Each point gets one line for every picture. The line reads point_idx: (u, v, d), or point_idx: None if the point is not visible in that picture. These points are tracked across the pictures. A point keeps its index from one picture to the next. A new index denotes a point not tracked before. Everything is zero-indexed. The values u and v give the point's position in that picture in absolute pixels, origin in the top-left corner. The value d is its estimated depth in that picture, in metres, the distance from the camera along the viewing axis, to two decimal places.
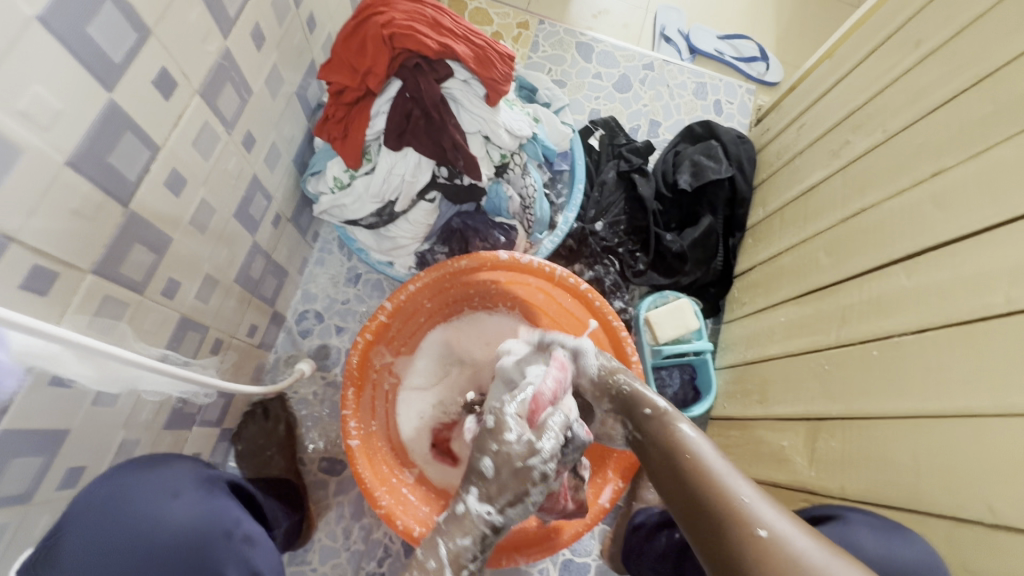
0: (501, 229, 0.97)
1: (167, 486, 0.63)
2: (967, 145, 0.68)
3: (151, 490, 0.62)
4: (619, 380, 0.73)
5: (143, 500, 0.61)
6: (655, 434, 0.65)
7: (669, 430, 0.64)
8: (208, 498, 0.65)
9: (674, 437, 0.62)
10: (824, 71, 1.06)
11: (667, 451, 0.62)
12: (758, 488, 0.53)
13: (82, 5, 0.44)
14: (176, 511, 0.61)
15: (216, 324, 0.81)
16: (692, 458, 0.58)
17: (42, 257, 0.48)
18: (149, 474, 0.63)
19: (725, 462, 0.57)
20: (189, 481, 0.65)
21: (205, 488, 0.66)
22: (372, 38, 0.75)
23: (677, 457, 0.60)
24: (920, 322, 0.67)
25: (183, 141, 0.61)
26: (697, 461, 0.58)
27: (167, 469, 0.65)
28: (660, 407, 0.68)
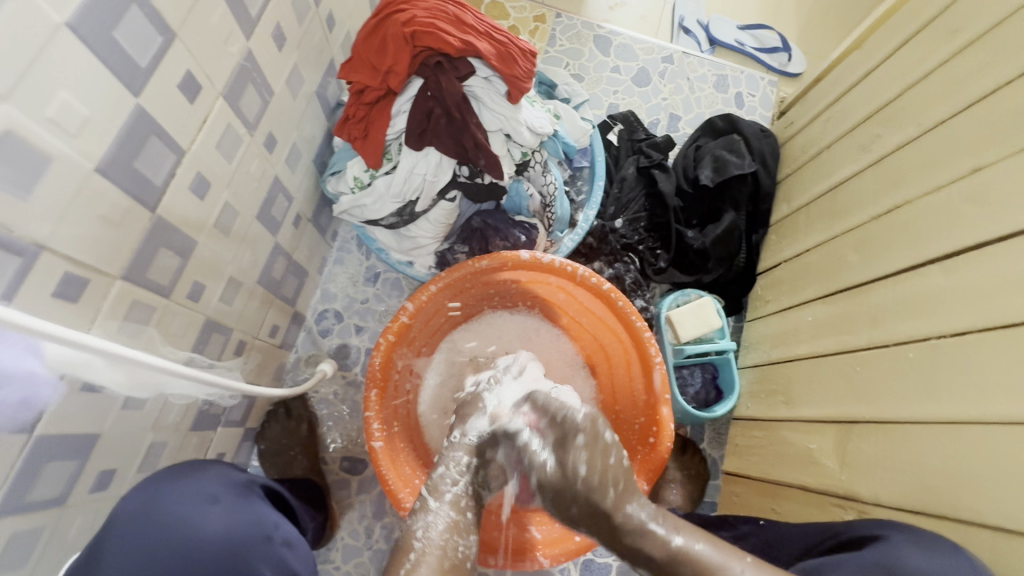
0: (521, 228, 0.95)
1: (205, 492, 0.61)
2: (1011, 139, 0.65)
3: (187, 494, 0.60)
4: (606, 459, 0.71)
5: (184, 505, 0.59)
6: (622, 538, 0.66)
7: (633, 539, 0.65)
8: (245, 505, 0.63)
9: (642, 543, 0.65)
10: (852, 62, 1.03)
11: (645, 560, 0.65)
12: (749, 564, 0.60)
13: (108, 10, 0.44)
14: (214, 516, 0.59)
15: (239, 326, 0.81)
16: (677, 553, 0.63)
17: (74, 264, 0.48)
18: (187, 480, 0.62)
19: (705, 547, 0.62)
20: (224, 488, 0.63)
21: (241, 495, 0.64)
22: (393, 36, 0.74)
23: (660, 558, 0.63)
24: (960, 324, 0.65)
25: (207, 144, 0.61)
26: (685, 557, 0.62)
27: (203, 474, 0.64)
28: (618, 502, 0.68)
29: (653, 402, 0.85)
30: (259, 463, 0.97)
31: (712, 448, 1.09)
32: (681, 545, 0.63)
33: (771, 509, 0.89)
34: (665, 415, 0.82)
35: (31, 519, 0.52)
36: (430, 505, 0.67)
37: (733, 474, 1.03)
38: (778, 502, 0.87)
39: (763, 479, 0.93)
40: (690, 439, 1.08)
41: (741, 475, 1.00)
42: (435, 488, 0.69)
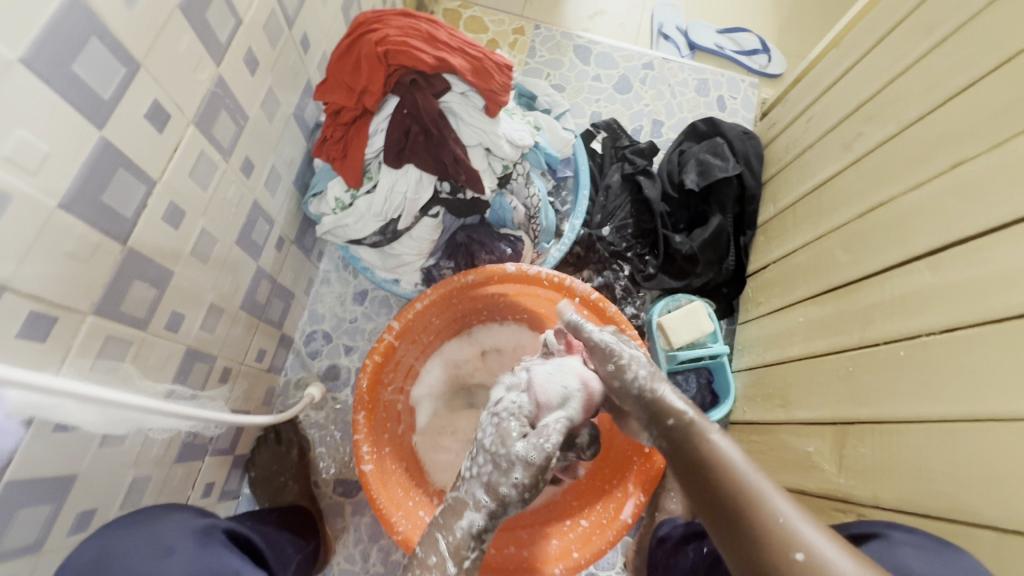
0: (506, 240, 0.94)
1: (160, 543, 0.59)
2: (990, 133, 0.65)
3: (142, 546, 0.57)
4: (630, 374, 0.70)
5: (138, 559, 0.56)
6: (685, 444, 0.62)
7: (704, 449, 0.59)
8: (205, 551, 0.61)
9: (702, 447, 0.59)
10: (831, 61, 1.03)
11: (695, 467, 0.59)
12: (793, 504, 0.51)
13: (67, 45, 0.43)
14: (171, 567, 0.57)
15: (223, 353, 0.79)
16: (722, 470, 0.56)
17: (40, 303, 0.47)
18: (139, 531, 0.59)
19: (758, 475, 0.54)
20: (182, 537, 0.61)
21: (200, 540, 0.62)
22: (366, 56, 0.73)
23: (714, 473, 0.56)
24: (949, 321, 0.64)
25: (179, 173, 0.60)
26: (731, 480, 0.55)
27: (163, 523, 0.62)
28: (684, 415, 0.64)
29: None
30: (251, 490, 0.95)
31: None
32: (735, 467, 0.55)
33: None
34: None
35: (4, 568, 0.50)
36: (441, 566, 0.66)
37: None
38: None
39: None
40: None
41: None
42: (453, 553, 0.67)
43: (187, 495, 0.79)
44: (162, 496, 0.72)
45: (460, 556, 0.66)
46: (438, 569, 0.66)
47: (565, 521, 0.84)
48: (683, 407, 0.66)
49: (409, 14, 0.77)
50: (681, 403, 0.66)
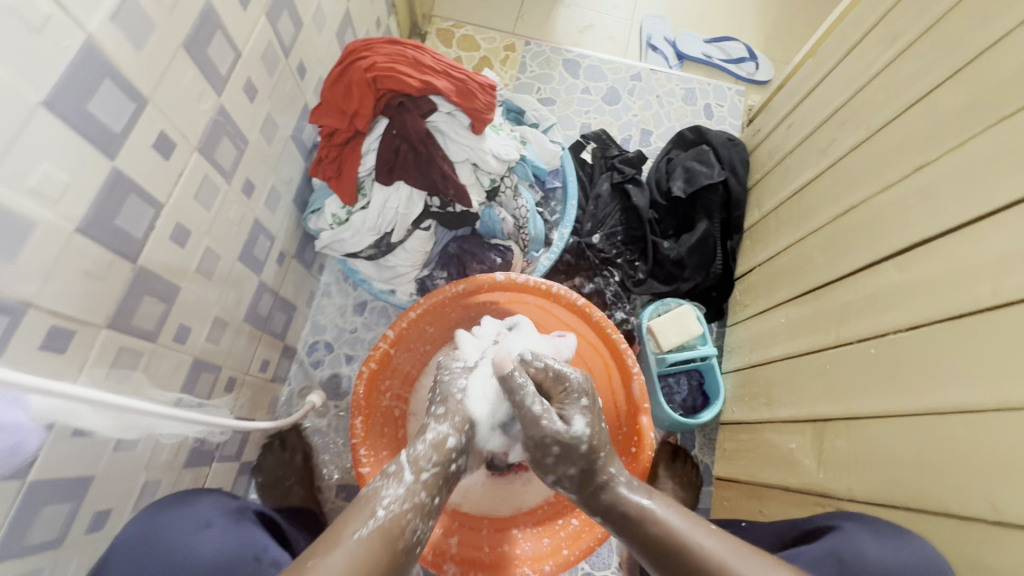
0: (496, 250, 0.98)
1: (199, 517, 0.67)
2: (949, 138, 0.68)
3: (184, 520, 0.66)
4: (580, 430, 0.68)
5: (179, 531, 0.64)
6: (631, 526, 0.62)
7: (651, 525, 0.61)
8: (237, 527, 0.69)
9: (649, 524, 0.61)
10: (808, 70, 1.07)
11: (653, 545, 0.60)
12: (757, 565, 0.54)
13: (83, 86, 0.48)
14: (208, 539, 0.65)
15: (228, 363, 0.84)
16: (682, 547, 0.58)
17: (61, 318, 0.52)
18: (180, 509, 0.67)
19: (714, 542, 0.57)
20: (217, 514, 0.69)
21: (234, 518, 0.70)
22: (356, 82, 0.78)
23: (669, 551, 0.58)
24: (914, 318, 0.67)
25: (184, 195, 0.65)
26: (687, 546, 0.57)
27: (200, 502, 0.70)
28: (619, 487, 0.65)
29: (633, 411, 0.87)
30: (257, 496, 0.99)
31: (704, 454, 1.10)
32: (689, 542, 0.57)
33: (758, 511, 0.90)
34: (645, 423, 0.84)
35: (28, 563, 0.54)
36: (399, 474, 0.61)
37: (722, 479, 1.04)
38: (765, 504, 0.88)
39: (750, 483, 0.94)
40: (680, 446, 1.09)
41: (729, 481, 1.01)
42: (412, 463, 0.62)
43: None
44: None
45: (419, 466, 0.62)
46: (396, 477, 0.61)
47: (558, 520, 0.88)
48: (622, 474, 0.67)
49: (396, 41, 0.82)
50: (617, 478, 0.66)
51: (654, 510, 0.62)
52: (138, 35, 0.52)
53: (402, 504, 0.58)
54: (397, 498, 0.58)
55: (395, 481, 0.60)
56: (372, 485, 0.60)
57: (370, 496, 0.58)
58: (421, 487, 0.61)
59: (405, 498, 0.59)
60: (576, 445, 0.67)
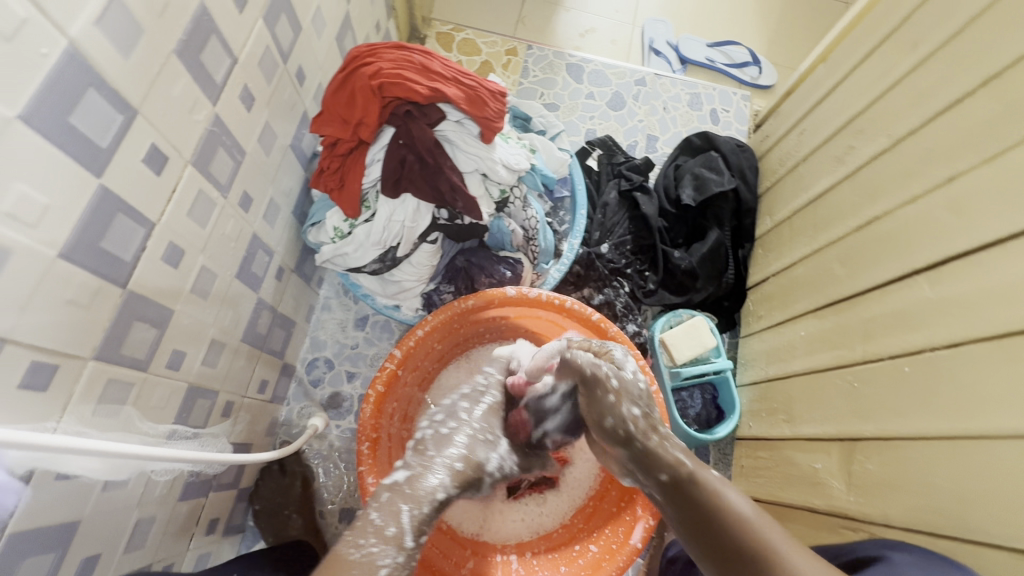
0: (506, 263, 0.94)
1: None
2: (982, 147, 0.66)
3: None
4: (629, 420, 0.67)
5: None
6: (689, 494, 0.60)
7: (714, 496, 0.58)
8: None
9: (706, 496, 0.59)
10: (820, 75, 1.04)
11: (705, 520, 0.57)
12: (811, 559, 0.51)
13: (64, 97, 0.44)
14: None
15: (225, 387, 0.79)
16: (730, 522, 0.56)
17: (41, 353, 0.47)
18: None
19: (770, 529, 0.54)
20: None
21: None
22: (360, 89, 0.74)
23: (722, 524, 0.56)
24: (952, 336, 0.64)
25: (177, 213, 0.60)
26: (745, 528, 0.55)
27: None
28: (680, 465, 0.62)
29: None
30: (256, 523, 0.94)
31: (720, 469, 1.06)
32: (745, 516, 0.56)
33: None
34: None
35: None
36: (400, 538, 0.56)
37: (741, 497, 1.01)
38: (789, 526, 0.85)
39: (772, 502, 0.91)
40: None
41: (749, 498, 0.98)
42: (414, 527, 0.58)
43: (191, 533, 0.78)
44: (164, 536, 0.71)
45: (419, 529, 0.58)
46: (395, 542, 0.55)
47: (574, 546, 0.84)
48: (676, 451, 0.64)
49: (402, 46, 0.79)
50: (676, 452, 0.64)
51: (721, 486, 0.60)
52: (125, 41, 0.48)
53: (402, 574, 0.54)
54: (394, 569, 0.53)
55: (395, 547, 0.55)
56: (366, 549, 0.53)
57: (364, 566, 0.52)
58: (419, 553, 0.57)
59: (404, 566, 0.55)
60: (630, 440, 0.66)
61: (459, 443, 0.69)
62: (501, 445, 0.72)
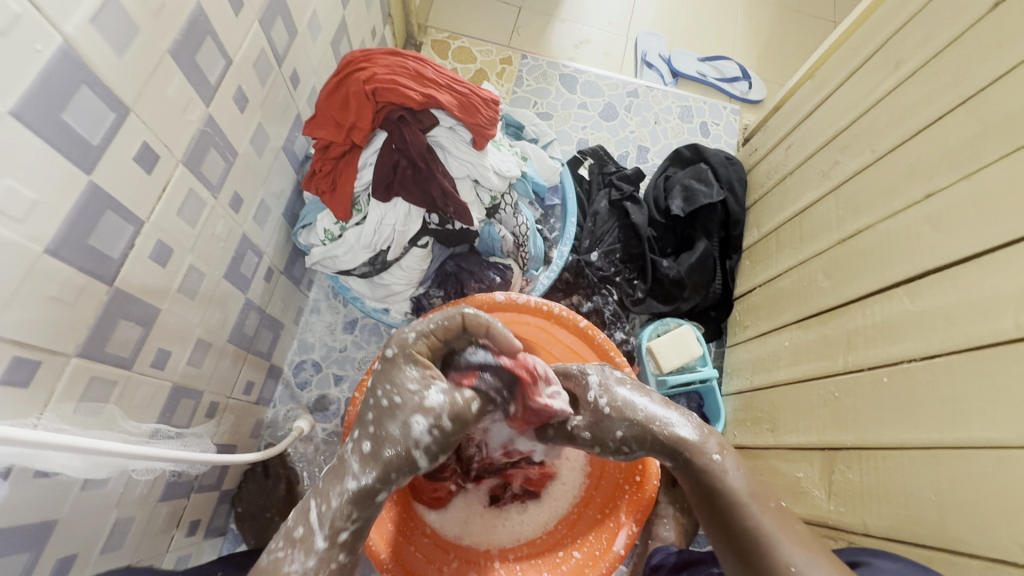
0: (495, 269, 0.95)
1: None
2: (960, 165, 0.68)
3: None
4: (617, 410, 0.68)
5: None
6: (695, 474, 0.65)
7: (716, 479, 0.63)
8: None
9: (712, 479, 0.63)
10: (807, 91, 1.07)
11: (712, 498, 0.63)
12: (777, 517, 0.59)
13: (56, 94, 0.44)
14: None
15: (210, 388, 0.79)
16: (734, 505, 0.61)
17: (24, 348, 0.47)
18: None
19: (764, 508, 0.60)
20: None
21: None
22: (355, 94, 0.75)
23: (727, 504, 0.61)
24: (930, 347, 0.66)
25: (167, 212, 0.60)
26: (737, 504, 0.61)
27: None
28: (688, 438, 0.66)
29: None
30: (237, 526, 0.94)
31: None
32: (738, 496, 0.61)
33: None
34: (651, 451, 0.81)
35: None
36: (309, 541, 0.56)
37: None
38: None
39: None
40: None
41: None
42: (324, 526, 0.56)
43: (171, 534, 0.77)
44: (142, 537, 0.70)
45: (334, 528, 0.56)
46: (302, 546, 0.56)
47: (558, 552, 0.84)
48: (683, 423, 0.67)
49: (397, 52, 0.80)
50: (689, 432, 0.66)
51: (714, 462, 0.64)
52: (119, 40, 0.48)
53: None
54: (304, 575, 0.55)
55: (303, 552, 0.56)
56: (273, 555, 0.57)
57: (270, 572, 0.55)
58: (337, 551, 0.56)
59: (317, 569, 0.56)
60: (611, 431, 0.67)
61: (368, 422, 0.59)
62: (430, 407, 0.57)
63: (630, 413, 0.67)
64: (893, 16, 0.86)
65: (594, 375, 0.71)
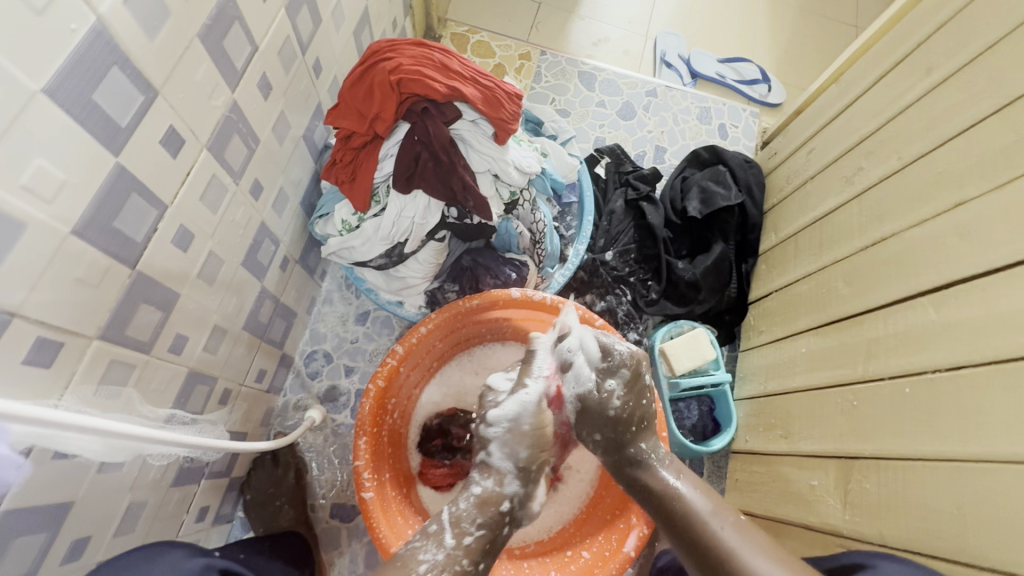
0: (511, 265, 0.95)
1: None
2: (992, 175, 0.67)
3: None
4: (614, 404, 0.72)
5: None
6: (638, 473, 0.70)
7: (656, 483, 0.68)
8: None
9: (660, 485, 0.68)
10: (831, 95, 1.06)
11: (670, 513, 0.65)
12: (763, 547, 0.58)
13: (88, 74, 0.43)
14: None
15: (224, 375, 0.79)
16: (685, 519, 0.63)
17: (47, 329, 0.46)
18: None
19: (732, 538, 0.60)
20: None
21: None
22: (379, 84, 0.74)
23: (692, 526, 0.62)
24: (954, 358, 0.65)
25: (190, 197, 0.60)
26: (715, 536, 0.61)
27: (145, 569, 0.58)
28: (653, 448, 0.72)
29: None
30: (245, 514, 0.94)
31: (712, 482, 1.07)
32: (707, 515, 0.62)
33: None
34: None
35: None
36: (439, 536, 0.61)
37: (735, 510, 1.01)
38: (783, 542, 0.86)
39: (766, 518, 0.92)
40: None
41: (743, 513, 0.98)
42: (453, 525, 0.62)
43: (182, 520, 0.77)
44: (155, 521, 0.70)
45: (461, 529, 0.62)
46: (434, 539, 0.61)
47: (566, 552, 0.83)
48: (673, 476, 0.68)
49: (423, 43, 0.79)
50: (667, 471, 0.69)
51: (659, 462, 0.71)
52: (151, 22, 0.48)
53: (441, 572, 0.58)
54: (434, 564, 0.58)
55: (434, 545, 0.60)
56: (410, 545, 0.60)
57: (406, 559, 0.59)
58: (461, 553, 0.60)
59: (445, 564, 0.59)
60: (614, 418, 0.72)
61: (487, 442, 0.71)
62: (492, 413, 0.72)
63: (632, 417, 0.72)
64: (925, 20, 0.85)
65: (625, 369, 0.73)
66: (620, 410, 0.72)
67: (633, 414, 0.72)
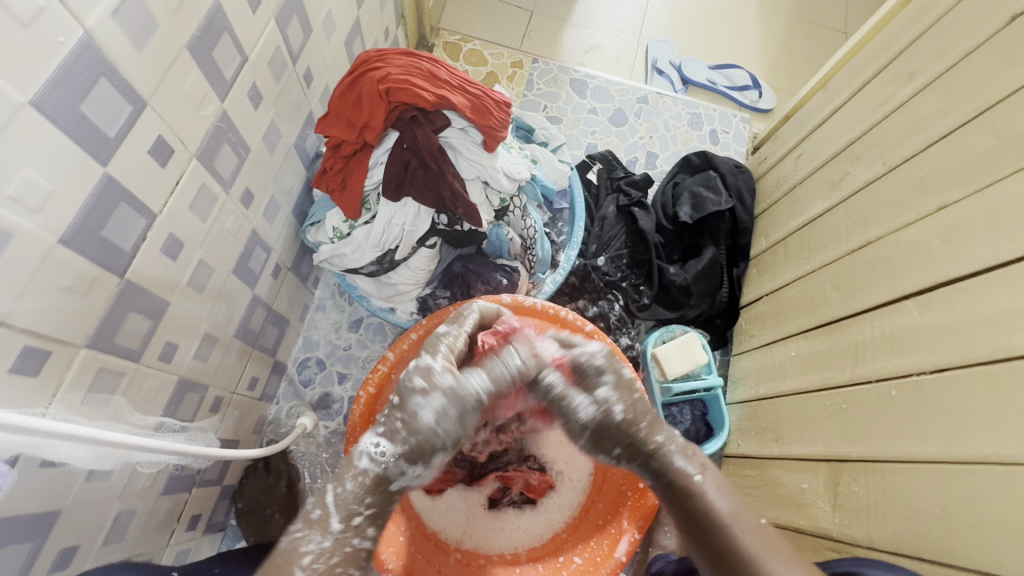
0: (502, 271, 0.94)
1: None
2: (973, 179, 0.68)
3: None
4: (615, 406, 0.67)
5: None
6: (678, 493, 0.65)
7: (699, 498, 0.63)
8: None
9: (702, 504, 0.63)
10: (819, 100, 1.07)
11: (691, 519, 0.63)
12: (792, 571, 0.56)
13: (74, 86, 0.44)
14: None
15: (215, 383, 0.79)
16: (716, 526, 0.61)
17: (34, 338, 0.47)
18: None
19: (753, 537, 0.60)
20: None
21: None
22: (368, 93, 0.76)
23: (711, 527, 0.61)
24: (939, 361, 0.66)
25: (179, 206, 0.60)
26: (724, 525, 0.61)
27: None
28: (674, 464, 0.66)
29: None
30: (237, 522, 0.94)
31: None
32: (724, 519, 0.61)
33: None
34: None
35: None
36: (325, 523, 0.60)
37: None
38: None
39: None
40: None
41: None
42: (341, 509, 0.61)
43: (172, 528, 0.77)
44: (144, 529, 0.70)
45: (348, 512, 0.61)
46: (320, 527, 0.60)
47: (559, 557, 0.83)
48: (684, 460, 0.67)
49: (411, 53, 0.80)
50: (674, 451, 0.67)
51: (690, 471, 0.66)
52: (139, 34, 0.48)
53: (329, 559, 0.59)
54: (320, 555, 0.59)
55: (320, 533, 0.59)
56: (292, 536, 0.59)
57: (289, 553, 0.58)
58: (351, 535, 0.61)
59: (331, 551, 0.59)
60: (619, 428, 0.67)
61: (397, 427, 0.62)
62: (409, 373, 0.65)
63: (632, 426, 0.67)
64: (907, 28, 0.86)
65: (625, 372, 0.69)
66: (620, 417, 0.67)
67: (630, 419, 0.67)
